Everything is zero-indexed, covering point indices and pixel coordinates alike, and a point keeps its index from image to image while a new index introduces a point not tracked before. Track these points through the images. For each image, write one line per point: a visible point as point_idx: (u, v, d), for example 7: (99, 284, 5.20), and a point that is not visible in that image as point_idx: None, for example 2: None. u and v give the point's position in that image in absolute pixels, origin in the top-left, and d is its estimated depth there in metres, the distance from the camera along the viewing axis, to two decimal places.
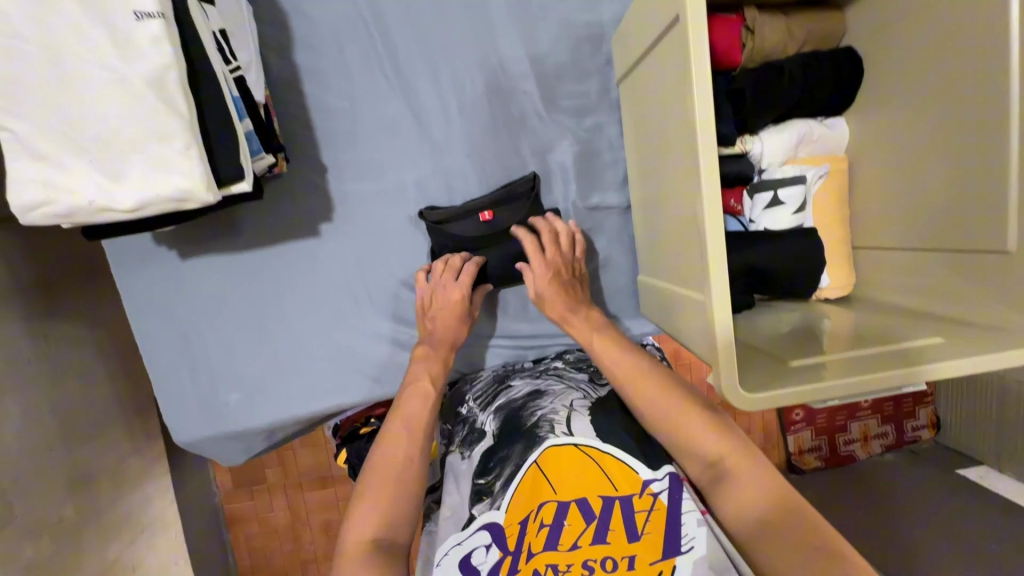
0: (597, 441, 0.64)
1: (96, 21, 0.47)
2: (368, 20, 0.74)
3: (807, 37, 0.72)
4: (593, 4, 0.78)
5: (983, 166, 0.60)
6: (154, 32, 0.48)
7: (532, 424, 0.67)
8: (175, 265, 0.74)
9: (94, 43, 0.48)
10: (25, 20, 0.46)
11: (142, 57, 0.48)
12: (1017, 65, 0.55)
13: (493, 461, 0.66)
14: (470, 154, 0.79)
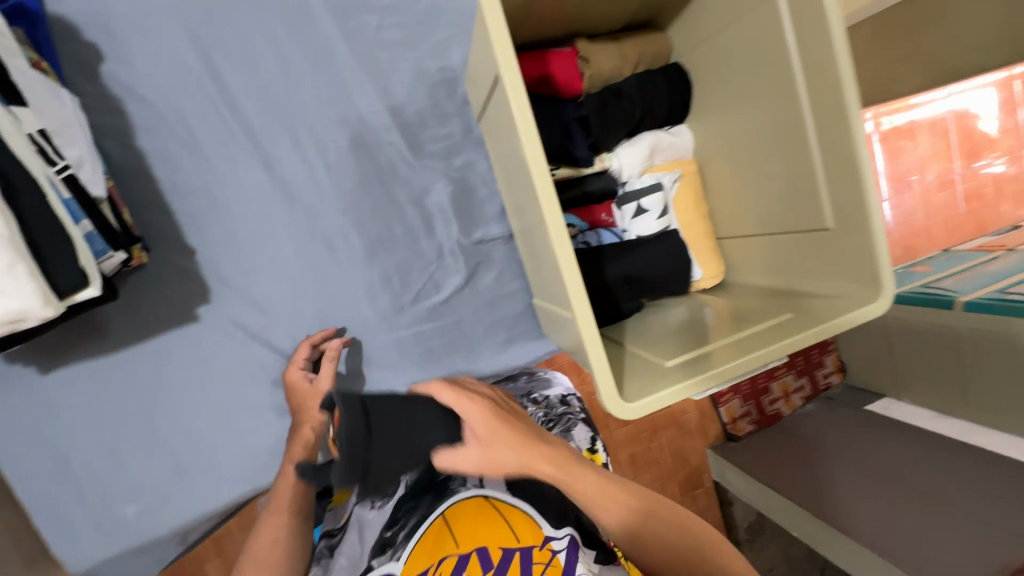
0: (506, 493, 0.66)
1: None
2: (216, 96, 0.74)
3: (638, 59, 0.80)
4: (440, 50, 0.80)
5: (792, 157, 0.69)
6: None
7: (444, 477, 0.70)
8: (37, 380, 0.71)
9: None
10: None
11: None
12: (798, 72, 0.65)
13: (399, 513, 0.68)
14: (345, 212, 0.80)
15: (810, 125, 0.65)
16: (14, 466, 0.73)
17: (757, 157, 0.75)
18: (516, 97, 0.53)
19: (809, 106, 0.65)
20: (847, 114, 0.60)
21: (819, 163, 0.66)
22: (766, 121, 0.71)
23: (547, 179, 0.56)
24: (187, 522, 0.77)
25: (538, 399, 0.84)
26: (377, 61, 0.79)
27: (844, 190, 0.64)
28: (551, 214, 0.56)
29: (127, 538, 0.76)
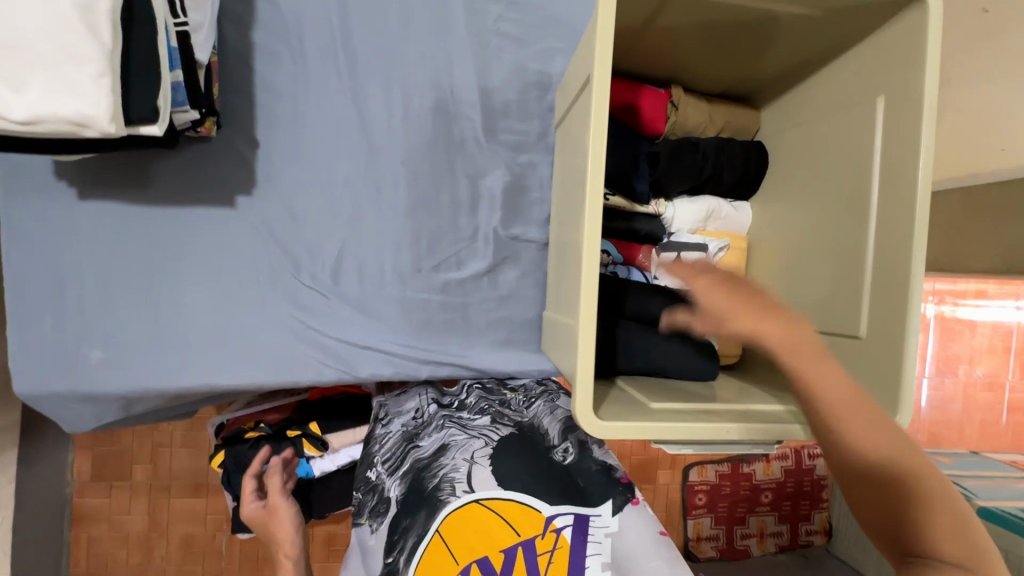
0: (497, 492, 0.62)
1: None
2: (335, 21, 0.80)
3: (723, 125, 0.82)
4: (545, 56, 0.85)
5: (844, 257, 0.68)
6: None
7: (433, 487, 0.66)
8: (71, 202, 0.75)
9: None
10: None
11: None
12: (875, 175, 0.64)
13: (396, 534, 0.66)
14: (404, 162, 0.82)
15: (872, 229, 0.64)
16: (15, 270, 0.75)
17: (813, 250, 0.73)
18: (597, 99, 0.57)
19: (880, 212, 0.63)
20: (914, 232, 0.58)
21: (871, 269, 0.64)
22: (831, 217, 0.70)
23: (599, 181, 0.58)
24: (139, 388, 0.77)
25: (517, 387, 0.85)
26: (485, 45, 0.83)
27: (893, 305, 0.60)
28: (591, 213, 0.59)
29: (79, 381, 0.76)
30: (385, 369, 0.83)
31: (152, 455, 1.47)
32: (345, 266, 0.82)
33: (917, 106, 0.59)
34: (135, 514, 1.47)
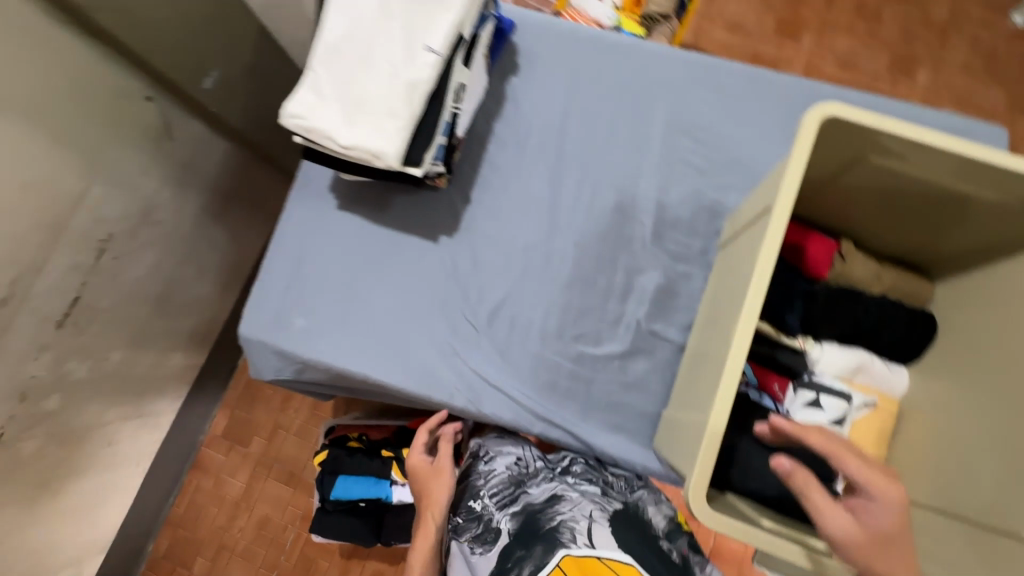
0: (617, 554, 0.77)
1: (403, 42, 0.77)
2: (557, 127, 1.00)
3: (892, 285, 0.83)
4: (723, 189, 0.96)
5: (1011, 455, 0.64)
6: (428, 61, 0.77)
7: (551, 528, 0.81)
8: (330, 210, 0.99)
9: (393, 50, 0.77)
10: (371, 26, 0.78)
11: (414, 72, 0.77)
12: None
13: (510, 562, 0.80)
14: (576, 244, 0.96)
15: None
16: (276, 246, 1.00)
17: (974, 441, 0.69)
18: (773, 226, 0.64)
19: None
20: None
21: None
22: (1003, 406, 0.67)
23: (758, 298, 0.64)
24: (319, 359, 0.95)
25: (617, 474, 0.93)
26: (672, 170, 0.97)
27: None
28: (744, 322, 0.64)
29: (282, 339, 0.96)
30: (505, 413, 0.92)
31: (270, 432, 1.66)
32: (502, 314, 0.95)
33: None
34: (237, 479, 1.64)
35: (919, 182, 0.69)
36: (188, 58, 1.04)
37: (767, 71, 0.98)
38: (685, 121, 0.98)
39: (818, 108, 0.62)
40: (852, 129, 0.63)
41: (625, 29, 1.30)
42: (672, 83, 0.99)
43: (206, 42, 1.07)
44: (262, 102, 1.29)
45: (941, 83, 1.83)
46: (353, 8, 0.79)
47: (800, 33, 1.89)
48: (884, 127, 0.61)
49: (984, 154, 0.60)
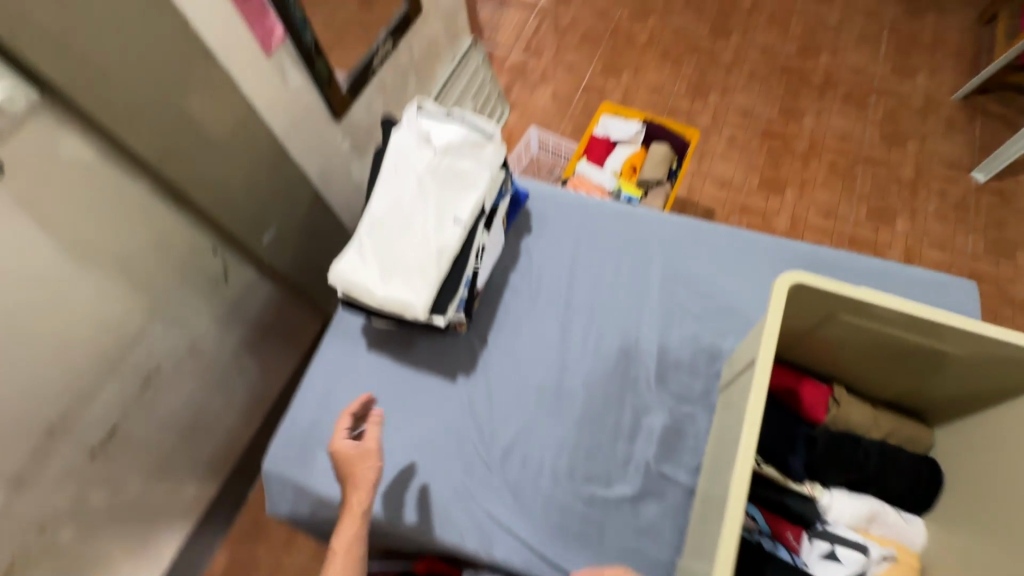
0: None
1: (434, 215, 0.92)
2: (565, 278, 1.13)
3: (892, 429, 0.85)
4: (719, 334, 1.04)
5: None
6: (455, 231, 0.92)
7: None
8: (359, 349, 1.09)
9: (425, 221, 0.92)
10: (407, 201, 0.93)
11: (442, 240, 0.91)
12: None
13: None
14: (584, 384, 1.03)
15: None
16: (306, 382, 1.08)
17: None
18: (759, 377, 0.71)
19: None
20: None
21: None
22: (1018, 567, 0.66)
23: (751, 445, 0.69)
24: (335, 494, 0.98)
25: None
26: (670, 316, 1.07)
27: None
28: (741, 470, 0.68)
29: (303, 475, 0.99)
30: (515, 557, 0.91)
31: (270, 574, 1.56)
32: (515, 453, 0.98)
33: None
34: None
35: (888, 337, 0.77)
36: (255, 219, 1.23)
37: (747, 232, 1.13)
38: (678, 274, 1.10)
39: (784, 275, 0.73)
40: (817, 294, 0.73)
41: (624, 190, 1.55)
42: (665, 242, 1.14)
43: (271, 207, 1.27)
44: (307, 250, 1.47)
45: (919, 231, 2.00)
46: (392, 188, 0.94)
47: (783, 189, 2.13)
48: (844, 293, 0.71)
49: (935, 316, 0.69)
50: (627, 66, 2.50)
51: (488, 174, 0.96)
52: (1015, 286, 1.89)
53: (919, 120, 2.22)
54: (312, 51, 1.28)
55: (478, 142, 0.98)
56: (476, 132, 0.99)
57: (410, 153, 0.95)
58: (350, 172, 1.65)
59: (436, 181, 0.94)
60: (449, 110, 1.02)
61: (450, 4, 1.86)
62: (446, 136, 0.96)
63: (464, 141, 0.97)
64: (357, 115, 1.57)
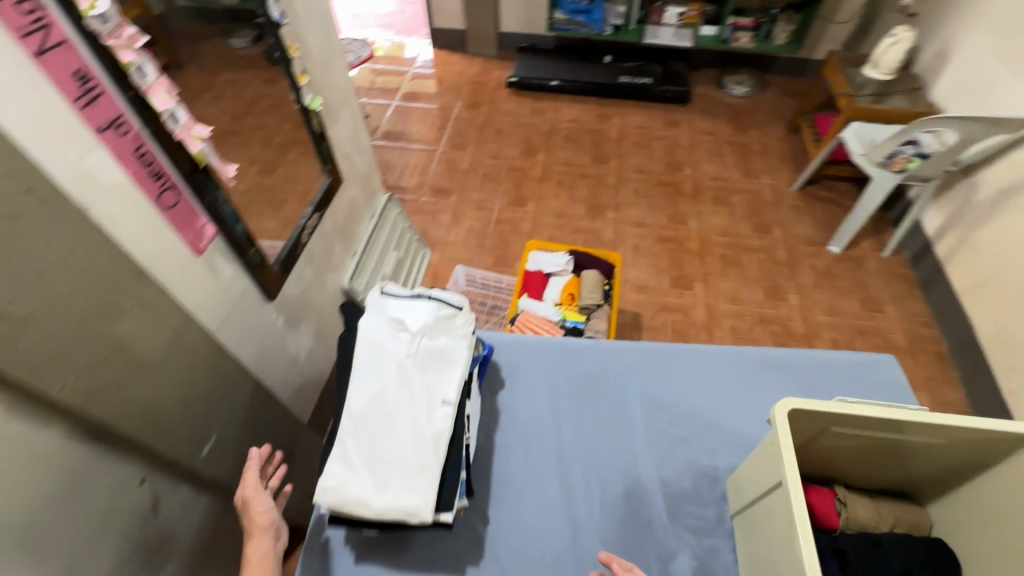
0: None
1: (421, 400, 0.88)
2: (550, 428, 1.12)
3: (896, 519, 0.91)
4: (711, 454, 1.07)
5: None
6: (447, 413, 0.88)
7: None
8: (346, 564, 0.94)
9: (413, 409, 0.87)
10: (388, 390, 0.88)
11: (436, 425, 0.86)
12: None
13: None
14: (602, 542, 0.97)
15: None
16: None
17: None
18: (797, 508, 0.72)
19: None
20: None
21: None
22: None
23: None
24: None
25: None
26: (663, 445, 1.09)
27: None
28: None
29: None
30: None
31: None
32: None
33: None
34: None
35: (872, 437, 0.84)
36: (191, 434, 1.08)
37: (701, 347, 1.22)
38: (656, 400, 1.15)
39: (778, 404, 0.78)
40: (810, 413, 0.79)
41: (569, 318, 1.63)
42: (634, 371, 1.19)
43: (208, 413, 1.13)
44: (250, 448, 1.30)
45: (809, 301, 2.31)
46: (370, 379, 0.89)
47: (692, 284, 2.37)
48: (832, 409, 0.78)
49: (909, 413, 0.78)
50: (529, 197, 2.75)
51: (465, 346, 0.96)
52: (894, 333, 2.21)
53: (775, 210, 2.67)
54: (244, 242, 1.25)
55: (450, 317, 0.98)
56: (445, 306, 0.99)
57: (384, 342, 0.92)
58: (285, 347, 1.55)
59: (418, 367, 0.91)
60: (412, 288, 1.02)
61: (365, 169, 1.95)
62: (418, 318, 0.95)
63: (436, 319, 0.96)
64: (289, 291, 1.52)
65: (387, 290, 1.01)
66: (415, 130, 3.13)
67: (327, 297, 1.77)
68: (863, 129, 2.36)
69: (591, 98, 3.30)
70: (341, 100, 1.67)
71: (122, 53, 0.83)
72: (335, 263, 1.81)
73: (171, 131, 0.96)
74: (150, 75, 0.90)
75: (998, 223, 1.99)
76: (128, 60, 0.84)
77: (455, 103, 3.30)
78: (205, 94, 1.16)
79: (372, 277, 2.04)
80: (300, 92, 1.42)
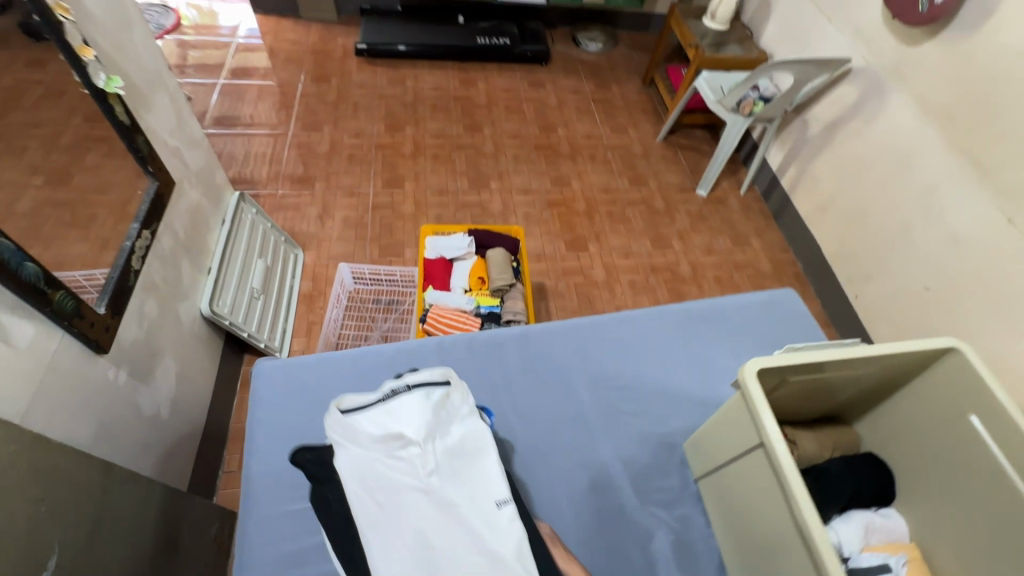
0: None
1: (478, 522, 0.80)
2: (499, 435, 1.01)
3: (836, 443, 0.97)
4: (664, 421, 1.05)
5: None
6: (507, 515, 0.81)
7: None
8: None
9: (473, 537, 0.79)
10: (434, 536, 0.79)
11: (507, 541, 0.79)
12: (1014, 476, 0.75)
13: None
14: (579, 544, 0.91)
15: None
16: None
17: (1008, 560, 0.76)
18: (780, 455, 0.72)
19: None
20: None
21: None
22: (994, 515, 0.78)
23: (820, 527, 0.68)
24: None
25: None
26: (620, 424, 1.04)
27: None
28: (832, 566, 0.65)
29: None
30: None
31: None
32: None
33: (1012, 419, 0.75)
34: None
35: (826, 376, 0.85)
36: (17, 562, 0.77)
37: (633, 314, 1.19)
38: (603, 378, 1.09)
39: (747, 367, 0.76)
40: (777, 368, 0.77)
41: (483, 304, 1.50)
42: (571, 352, 1.12)
43: (38, 523, 0.82)
44: (115, 551, 0.99)
45: (690, 245, 2.46)
46: (410, 530, 0.79)
47: (586, 245, 2.38)
48: (798, 360, 0.77)
49: (850, 350, 0.79)
50: (406, 176, 2.51)
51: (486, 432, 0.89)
52: (761, 262, 2.45)
53: (647, 162, 2.78)
54: (43, 286, 0.90)
55: (445, 400, 0.90)
56: (433, 388, 0.90)
57: (397, 471, 0.83)
58: (138, 406, 1.21)
59: (447, 475, 0.84)
60: (380, 388, 0.90)
61: (201, 166, 1.57)
62: (417, 423, 0.85)
63: (435, 412, 0.87)
64: (128, 334, 1.17)
65: (356, 402, 0.89)
66: (256, 113, 2.67)
67: (183, 330, 1.42)
68: (710, 78, 2.50)
69: (451, 64, 3.10)
70: (150, 81, 1.30)
71: None
72: (185, 287, 1.45)
73: None
74: None
75: (829, 153, 2.25)
76: None
77: (299, 77, 2.88)
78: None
79: (237, 295, 1.70)
80: (87, 71, 1.04)
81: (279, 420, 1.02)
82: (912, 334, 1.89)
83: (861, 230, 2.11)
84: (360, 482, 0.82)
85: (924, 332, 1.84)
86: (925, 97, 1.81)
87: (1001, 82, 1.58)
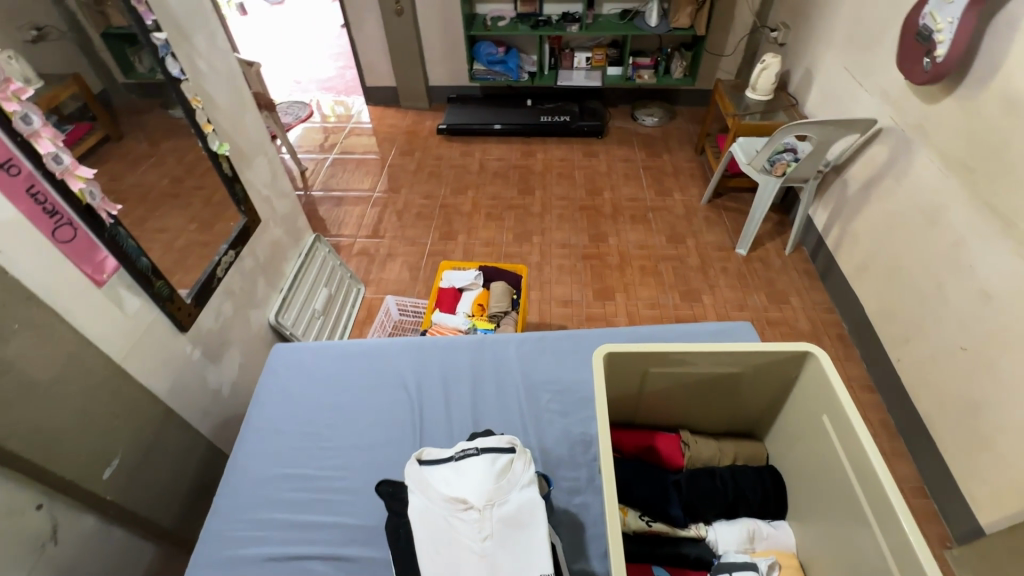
0: None
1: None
2: (444, 416, 1.24)
3: (735, 453, 1.07)
4: (584, 423, 1.20)
5: (869, 548, 0.80)
6: None
7: None
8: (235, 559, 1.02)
9: None
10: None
11: None
12: (849, 467, 0.85)
13: None
14: None
15: (871, 512, 0.80)
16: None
17: (853, 551, 0.83)
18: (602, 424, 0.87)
19: (872, 504, 0.80)
20: (890, 496, 0.76)
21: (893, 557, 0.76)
22: (841, 508, 0.87)
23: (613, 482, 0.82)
24: None
25: None
26: (543, 419, 1.21)
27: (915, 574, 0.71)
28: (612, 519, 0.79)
29: None
30: None
31: None
32: None
33: (843, 411, 0.86)
34: None
35: (687, 372, 0.99)
36: (92, 455, 1.19)
37: (577, 330, 1.35)
38: (539, 381, 1.28)
39: (598, 352, 0.94)
40: (625, 355, 0.95)
41: (478, 326, 1.73)
42: (518, 358, 1.32)
43: (110, 433, 1.24)
44: (160, 472, 1.40)
45: (720, 300, 2.48)
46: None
47: (613, 295, 2.52)
48: (639, 349, 0.94)
49: (691, 345, 0.94)
50: (460, 231, 2.90)
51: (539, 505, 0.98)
52: (799, 321, 2.37)
53: (689, 223, 2.88)
54: (151, 275, 1.33)
55: (507, 467, 1.01)
56: (498, 454, 1.03)
57: (456, 530, 0.95)
58: (207, 381, 1.60)
59: (499, 539, 0.93)
60: (455, 449, 1.06)
61: (286, 212, 2.07)
62: (481, 489, 0.97)
63: (497, 479, 0.98)
64: (206, 325, 1.59)
65: (435, 458, 1.05)
66: (352, 180, 3.31)
67: (252, 332, 1.84)
68: (744, 144, 2.61)
69: (516, 138, 3.55)
70: (253, 147, 1.82)
71: (39, 144, 1.03)
72: (258, 298, 1.89)
73: (55, 171, 1.07)
74: (67, 163, 1.09)
75: (865, 213, 2.22)
76: (45, 150, 1.04)
77: (390, 152, 3.51)
78: (147, 160, 1.43)
79: (301, 312, 2.12)
80: (207, 140, 1.54)
81: (285, 387, 1.33)
82: (954, 399, 1.71)
83: (898, 290, 2.01)
84: (428, 530, 0.96)
85: (964, 398, 1.67)
86: (947, 152, 1.77)
87: (1013, 131, 1.54)
